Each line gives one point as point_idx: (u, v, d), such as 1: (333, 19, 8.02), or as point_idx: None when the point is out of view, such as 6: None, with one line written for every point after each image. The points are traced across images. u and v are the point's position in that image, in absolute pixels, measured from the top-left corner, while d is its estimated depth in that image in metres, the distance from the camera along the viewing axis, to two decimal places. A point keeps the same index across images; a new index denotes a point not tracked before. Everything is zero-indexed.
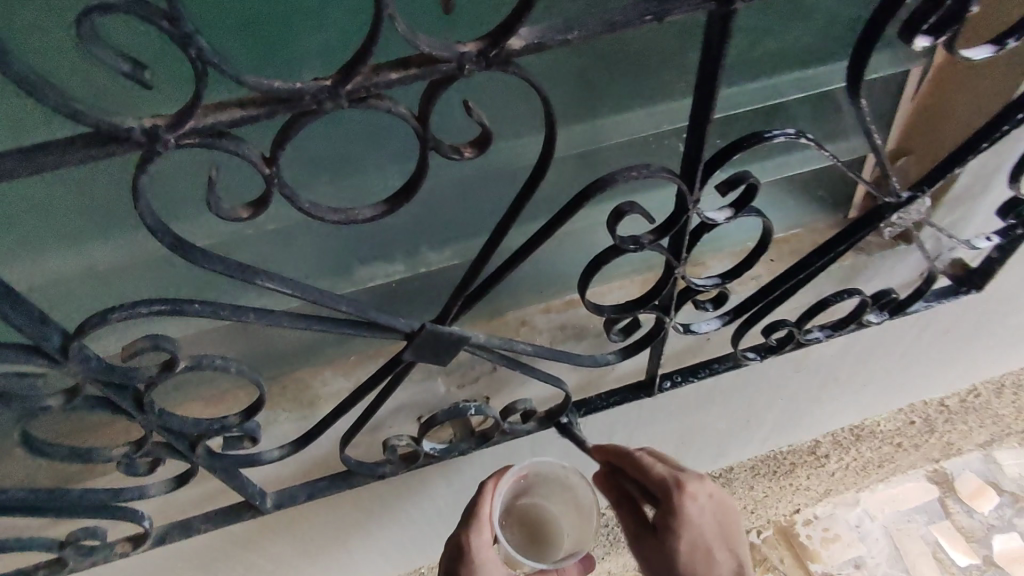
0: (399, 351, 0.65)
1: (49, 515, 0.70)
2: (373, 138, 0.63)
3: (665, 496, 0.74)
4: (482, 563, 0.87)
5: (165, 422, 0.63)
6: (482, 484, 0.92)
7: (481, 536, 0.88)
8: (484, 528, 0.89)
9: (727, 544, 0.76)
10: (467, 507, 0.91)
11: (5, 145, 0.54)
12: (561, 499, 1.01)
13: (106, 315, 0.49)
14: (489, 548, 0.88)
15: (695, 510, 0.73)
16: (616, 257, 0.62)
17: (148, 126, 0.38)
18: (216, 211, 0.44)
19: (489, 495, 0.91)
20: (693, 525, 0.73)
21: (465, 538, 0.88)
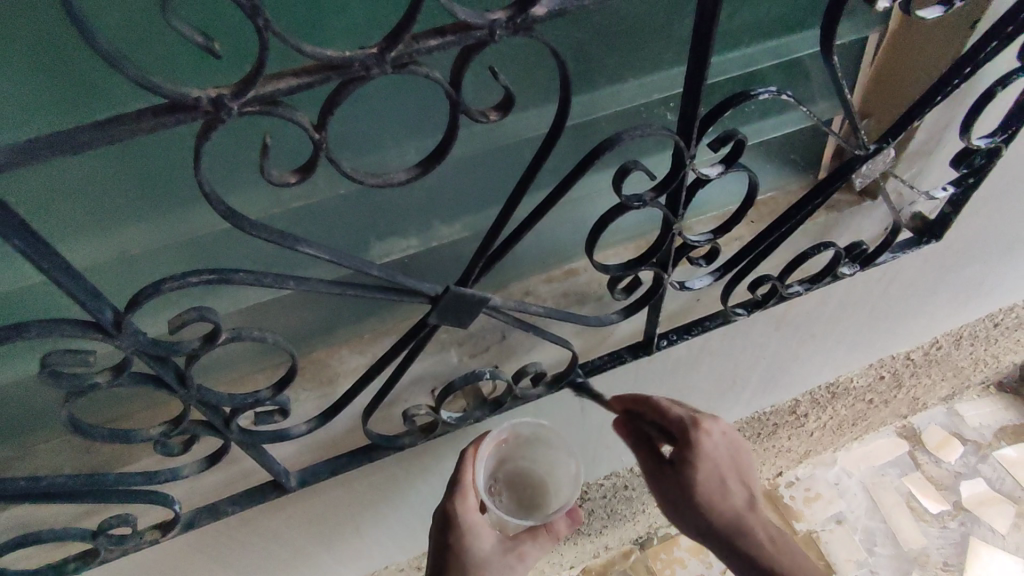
0: (424, 316, 0.69)
1: (86, 501, 0.72)
2: (397, 117, 0.68)
3: (684, 433, 0.90)
4: (468, 526, 0.93)
5: (204, 397, 0.66)
6: (462, 453, 0.96)
7: (465, 502, 0.93)
8: (469, 494, 0.94)
9: (726, 466, 0.91)
10: (450, 477, 0.95)
11: (59, 125, 0.54)
12: (544, 457, 1.05)
13: (159, 286, 0.52)
14: (474, 513, 0.94)
15: (710, 442, 0.90)
16: (622, 214, 0.67)
17: (213, 95, 0.42)
18: (266, 176, 0.47)
19: (470, 463, 0.95)
20: (706, 456, 0.89)
21: (451, 506, 0.93)
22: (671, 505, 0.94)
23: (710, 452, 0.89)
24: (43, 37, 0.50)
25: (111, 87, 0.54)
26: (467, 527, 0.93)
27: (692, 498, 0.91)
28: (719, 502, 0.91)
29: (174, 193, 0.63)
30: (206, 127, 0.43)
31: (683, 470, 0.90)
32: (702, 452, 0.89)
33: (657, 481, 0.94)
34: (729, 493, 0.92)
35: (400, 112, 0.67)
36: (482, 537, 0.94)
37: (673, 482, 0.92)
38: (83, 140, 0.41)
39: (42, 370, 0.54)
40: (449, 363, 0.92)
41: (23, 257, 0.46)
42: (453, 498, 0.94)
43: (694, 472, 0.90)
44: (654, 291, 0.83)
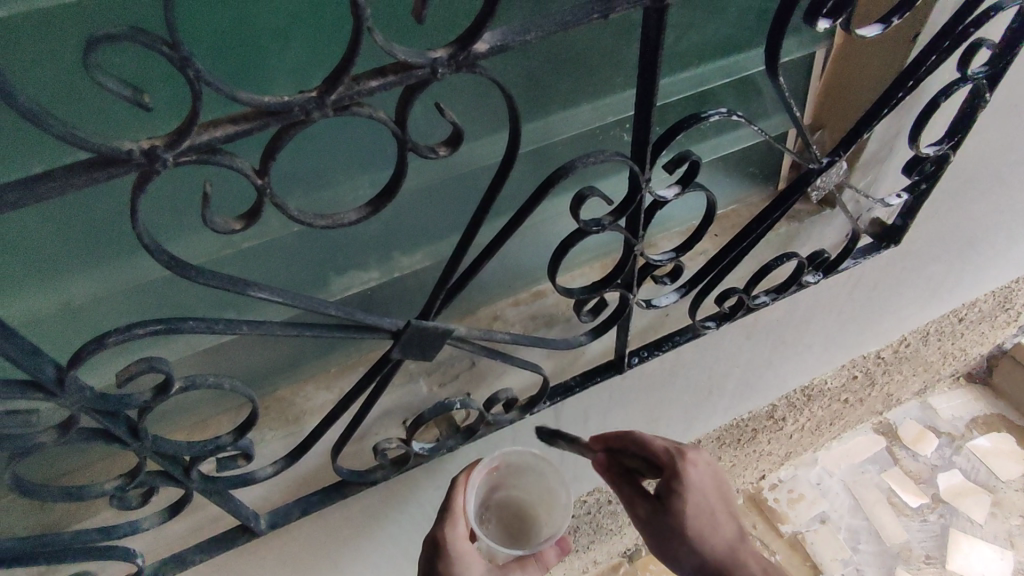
0: (387, 350, 0.67)
1: (39, 563, 0.68)
2: (349, 153, 0.67)
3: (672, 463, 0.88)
4: (460, 554, 0.90)
5: (160, 447, 0.64)
6: (453, 479, 0.95)
7: (456, 528, 0.91)
8: (458, 520, 0.92)
9: (709, 489, 0.87)
10: (441, 504, 0.94)
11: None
12: (534, 488, 1.04)
13: (102, 339, 0.50)
14: (465, 540, 0.91)
15: (697, 472, 0.87)
16: (581, 240, 0.68)
17: (147, 147, 0.41)
18: (208, 222, 0.46)
19: (462, 489, 0.94)
20: (695, 485, 0.86)
21: (440, 534, 0.91)
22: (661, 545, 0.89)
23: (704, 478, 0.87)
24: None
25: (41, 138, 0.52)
26: (459, 555, 0.89)
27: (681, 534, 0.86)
28: (711, 530, 0.87)
29: (120, 240, 0.61)
30: (140, 178, 0.42)
31: (670, 502, 0.86)
32: (691, 481, 0.86)
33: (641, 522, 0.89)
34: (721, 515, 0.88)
35: (351, 150, 0.67)
36: (474, 566, 0.90)
37: (656, 515, 0.88)
38: (7, 200, 0.39)
39: None
40: (418, 393, 0.90)
41: None
42: (443, 523, 0.91)
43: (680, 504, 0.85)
44: (620, 311, 0.83)
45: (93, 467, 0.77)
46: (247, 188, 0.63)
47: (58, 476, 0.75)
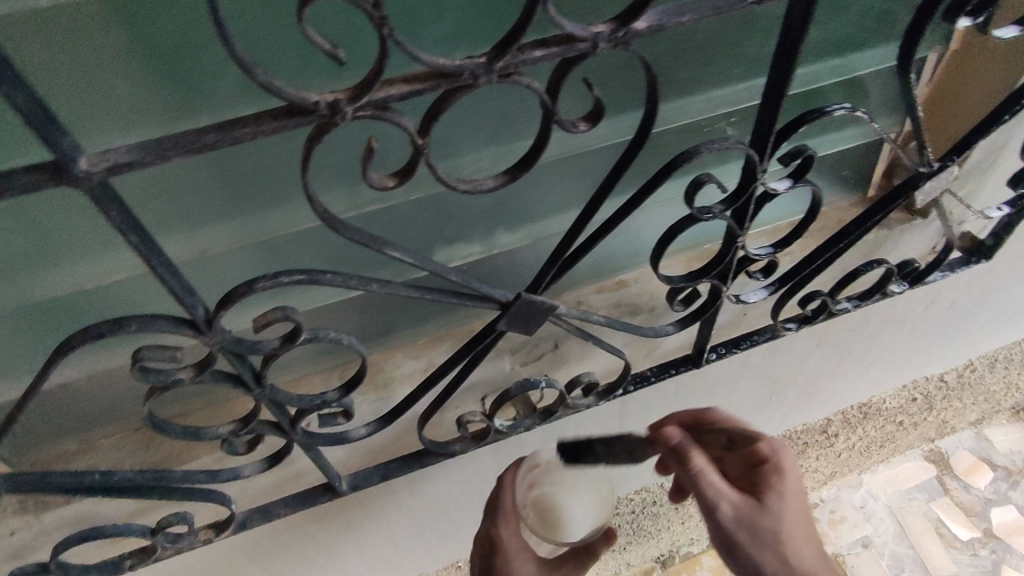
0: (493, 321, 0.70)
1: (151, 496, 0.72)
2: (483, 125, 0.70)
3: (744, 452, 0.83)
4: (512, 552, 0.94)
5: (275, 395, 0.67)
6: (500, 475, 0.97)
7: (507, 526, 0.95)
8: (510, 518, 0.95)
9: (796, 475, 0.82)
10: (490, 501, 0.97)
11: (177, 126, 0.55)
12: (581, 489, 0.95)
13: (252, 284, 0.53)
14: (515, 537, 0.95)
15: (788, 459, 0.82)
16: (691, 226, 0.69)
17: (331, 100, 0.43)
18: (366, 178, 0.48)
19: (509, 487, 0.96)
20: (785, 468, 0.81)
21: (495, 533, 0.94)
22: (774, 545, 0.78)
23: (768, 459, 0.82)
24: (176, 47, 0.51)
25: (228, 93, 0.55)
26: (512, 553, 0.94)
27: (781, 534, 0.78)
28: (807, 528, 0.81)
29: (259, 193, 0.65)
30: (319, 129, 0.44)
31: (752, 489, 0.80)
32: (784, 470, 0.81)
33: (730, 521, 0.78)
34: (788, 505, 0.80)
35: (486, 120, 0.70)
36: (524, 565, 0.94)
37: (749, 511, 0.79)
38: (205, 141, 0.42)
39: (135, 366, 0.55)
40: (501, 371, 0.92)
41: (135, 253, 0.47)
42: (496, 521, 0.95)
43: (781, 497, 0.79)
44: (710, 304, 0.84)
45: (213, 410, 0.84)
46: (401, 147, 0.67)
47: (182, 413, 0.83)
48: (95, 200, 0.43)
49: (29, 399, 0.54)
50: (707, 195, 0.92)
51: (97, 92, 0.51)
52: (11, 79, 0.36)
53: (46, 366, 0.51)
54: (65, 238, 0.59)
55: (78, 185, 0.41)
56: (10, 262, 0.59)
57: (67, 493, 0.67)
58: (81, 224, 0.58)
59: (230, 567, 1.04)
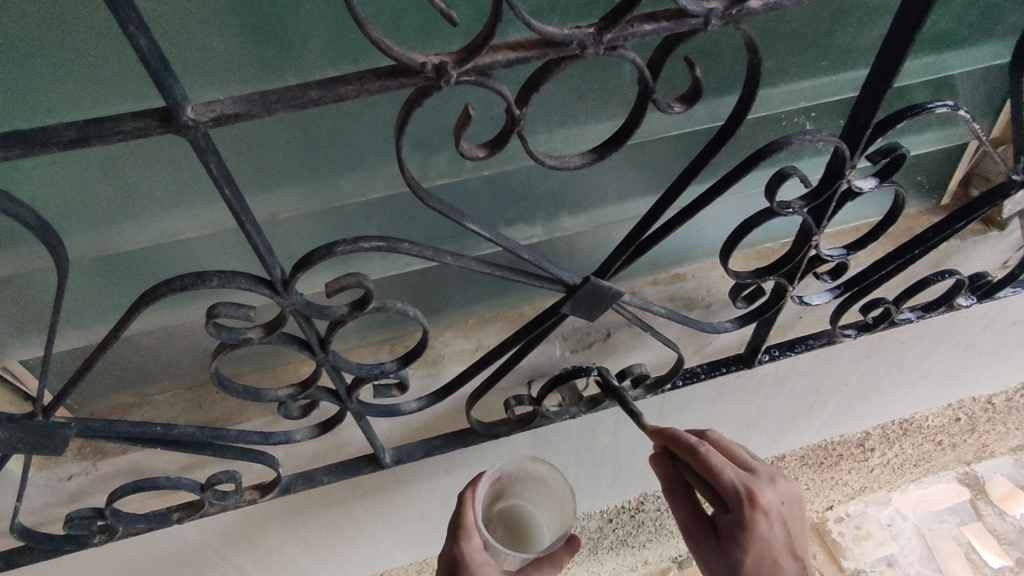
0: (557, 304, 0.69)
1: (205, 452, 0.73)
2: (563, 102, 0.68)
3: (735, 506, 0.73)
4: (479, 567, 0.83)
5: (336, 362, 0.66)
6: (460, 493, 0.88)
7: (473, 542, 0.85)
8: (474, 534, 0.85)
9: (788, 552, 0.75)
10: (450, 520, 0.87)
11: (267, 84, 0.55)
12: (541, 494, 0.97)
13: (332, 248, 0.53)
14: (483, 553, 0.85)
15: (765, 520, 0.72)
16: (768, 220, 0.67)
17: (436, 62, 0.42)
18: (458, 146, 0.48)
19: (472, 503, 0.87)
20: (763, 532, 0.73)
21: (457, 551, 0.85)
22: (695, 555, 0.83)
23: (759, 532, 0.72)
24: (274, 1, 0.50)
25: (320, 53, 0.55)
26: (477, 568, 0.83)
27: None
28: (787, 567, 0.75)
29: (333, 160, 0.64)
30: (421, 91, 0.44)
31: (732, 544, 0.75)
32: (758, 530, 0.72)
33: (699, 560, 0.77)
34: None
35: (566, 97, 0.68)
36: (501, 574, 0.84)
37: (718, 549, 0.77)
38: (311, 97, 0.42)
39: (209, 321, 0.56)
40: (552, 356, 0.91)
41: (226, 206, 0.47)
42: (458, 540, 0.85)
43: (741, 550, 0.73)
44: (773, 303, 0.82)
45: (268, 373, 0.84)
46: (477, 118, 0.65)
47: (241, 374, 0.83)
48: (197, 151, 0.43)
49: (109, 344, 0.54)
50: (787, 189, 0.89)
51: (192, 43, 0.50)
52: (135, 20, 0.36)
53: (130, 312, 0.52)
54: (147, 193, 0.59)
55: (184, 134, 0.42)
56: (93, 213, 0.59)
57: (129, 443, 0.68)
58: (163, 179, 0.59)
59: (264, 529, 1.06)
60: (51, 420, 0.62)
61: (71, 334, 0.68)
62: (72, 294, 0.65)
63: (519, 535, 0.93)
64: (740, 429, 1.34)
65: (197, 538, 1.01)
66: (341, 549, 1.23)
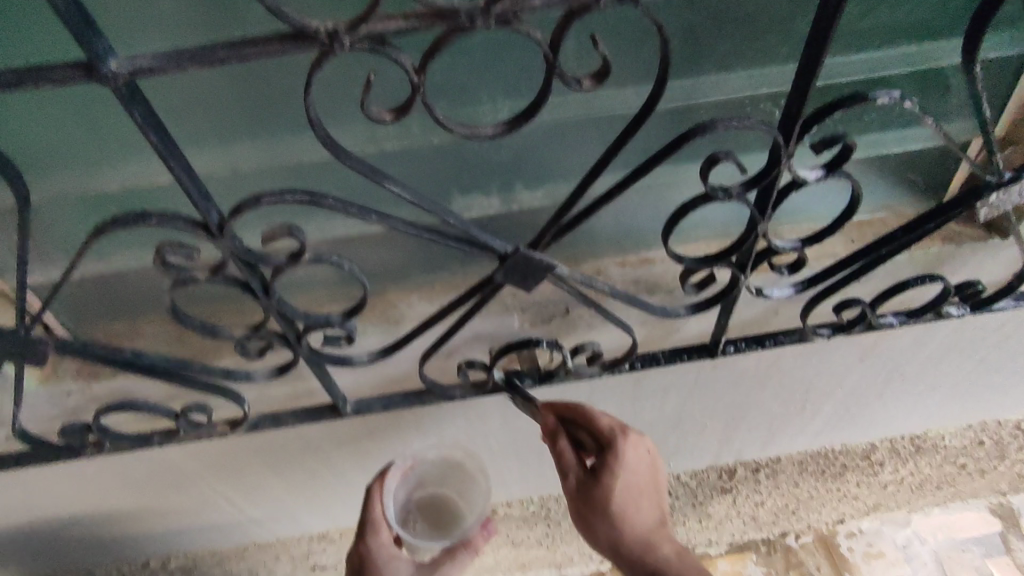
0: (491, 272, 0.71)
1: (174, 382, 0.81)
2: (506, 75, 0.70)
3: (610, 444, 0.85)
4: (387, 559, 0.92)
5: (281, 307, 0.71)
6: (366, 491, 0.93)
7: (380, 537, 0.92)
8: (381, 530, 0.92)
9: (652, 486, 0.90)
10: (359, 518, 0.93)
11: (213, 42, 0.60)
12: (459, 480, 1.00)
13: (258, 198, 0.58)
14: (391, 546, 0.93)
15: (633, 454, 0.85)
16: (704, 204, 0.67)
17: (330, 29, 0.46)
18: (366, 112, 0.51)
19: (378, 503, 0.92)
20: (629, 465, 0.85)
21: (366, 543, 0.92)
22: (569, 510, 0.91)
23: (629, 464, 0.85)
24: None
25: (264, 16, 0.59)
26: (385, 560, 0.92)
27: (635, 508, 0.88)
28: (644, 501, 0.89)
29: (287, 118, 0.68)
30: (319, 56, 0.47)
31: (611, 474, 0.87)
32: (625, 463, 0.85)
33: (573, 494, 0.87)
34: (624, 515, 0.87)
35: (510, 71, 0.69)
36: (404, 563, 0.93)
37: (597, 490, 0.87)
38: (217, 55, 0.47)
39: (156, 258, 0.61)
40: (511, 328, 0.93)
41: (155, 152, 0.52)
42: (366, 537, 0.92)
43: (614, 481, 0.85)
44: (728, 291, 0.81)
45: (225, 314, 0.90)
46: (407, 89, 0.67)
47: (202, 313, 0.89)
48: (123, 100, 0.49)
49: (70, 270, 0.61)
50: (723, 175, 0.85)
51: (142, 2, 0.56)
52: None
53: (83, 244, 0.59)
54: (118, 141, 0.66)
55: (106, 83, 0.47)
56: (73, 155, 0.67)
57: (105, 365, 0.76)
58: (131, 130, 0.65)
59: (248, 462, 1.15)
60: (33, 335, 0.69)
61: (60, 264, 0.77)
62: (61, 229, 0.74)
63: (438, 520, 0.98)
64: (725, 423, 1.33)
65: (186, 462, 1.12)
66: (324, 491, 1.31)
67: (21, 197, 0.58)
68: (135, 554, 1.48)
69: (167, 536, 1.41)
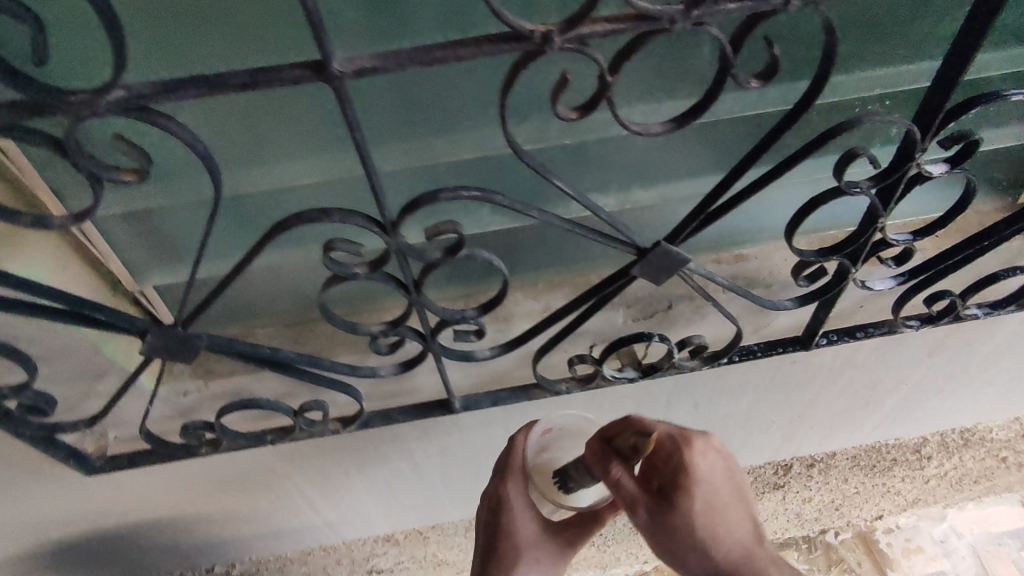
0: (628, 265, 0.74)
1: (303, 378, 0.83)
2: (654, 79, 0.72)
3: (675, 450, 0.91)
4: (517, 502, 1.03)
5: (425, 303, 0.74)
6: (512, 439, 1.01)
7: (515, 485, 1.03)
8: (518, 479, 1.02)
9: (736, 498, 0.94)
10: (501, 462, 1.03)
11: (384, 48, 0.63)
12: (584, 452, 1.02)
13: (436, 194, 0.60)
14: (521, 496, 1.03)
15: (705, 460, 0.92)
16: (835, 198, 0.70)
17: (544, 31, 0.49)
18: (555, 110, 0.55)
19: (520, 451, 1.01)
20: (699, 474, 0.91)
21: (503, 488, 1.03)
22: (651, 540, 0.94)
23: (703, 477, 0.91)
24: None
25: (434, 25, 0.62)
26: (515, 505, 1.04)
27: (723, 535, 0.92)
28: (734, 518, 0.93)
29: (435, 121, 0.71)
30: (529, 56, 0.50)
31: (679, 498, 0.90)
32: (694, 473, 0.91)
33: (646, 525, 0.89)
34: (717, 544, 0.91)
35: (647, 79, 0.72)
36: (527, 521, 1.06)
37: (668, 516, 0.91)
38: (433, 56, 0.50)
39: (326, 254, 0.65)
40: (614, 323, 0.96)
41: (354, 150, 0.55)
42: (505, 481, 1.03)
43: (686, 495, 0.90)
44: (835, 284, 0.84)
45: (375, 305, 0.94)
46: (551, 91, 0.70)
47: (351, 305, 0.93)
48: (338, 99, 0.51)
49: (245, 264, 0.64)
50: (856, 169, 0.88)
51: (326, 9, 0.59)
52: None
53: (263, 241, 0.62)
54: (279, 140, 0.69)
55: (330, 83, 0.50)
56: (233, 157, 0.70)
57: (244, 361, 0.78)
58: (290, 130, 0.68)
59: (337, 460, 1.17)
60: (189, 331, 0.71)
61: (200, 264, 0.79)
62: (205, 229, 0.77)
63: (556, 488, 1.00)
64: (790, 418, 1.37)
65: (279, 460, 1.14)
66: (401, 490, 1.33)
67: (219, 195, 0.58)
68: (202, 560, 1.48)
69: (240, 540, 1.42)
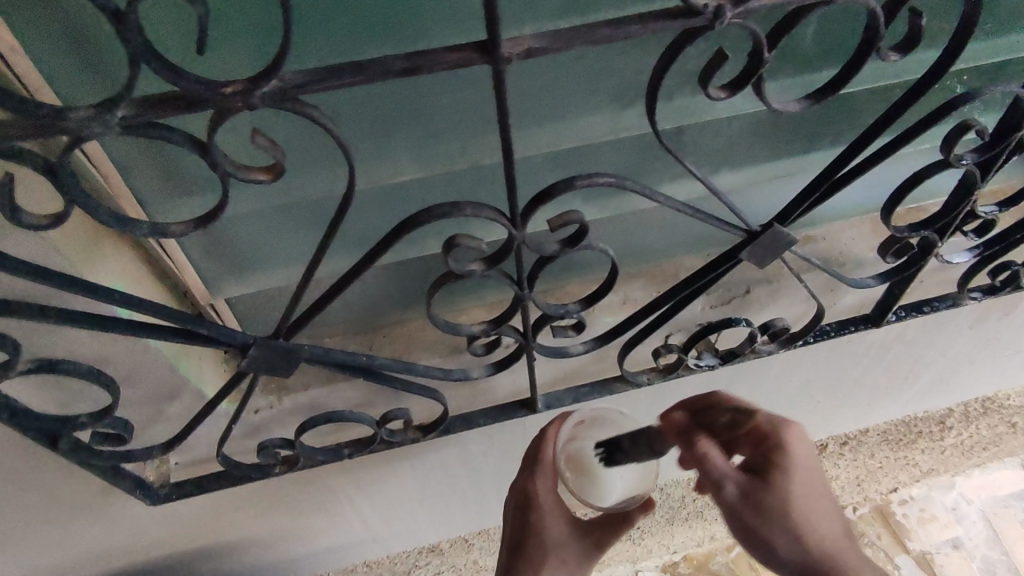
0: (735, 248, 0.73)
1: (393, 386, 0.79)
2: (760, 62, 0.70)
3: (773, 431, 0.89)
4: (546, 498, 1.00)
5: (532, 299, 0.71)
6: (542, 430, 0.97)
7: (543, 482, 0.99)
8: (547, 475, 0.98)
9: (824, 489, 0.90)
10: (533, 454, 0.98)
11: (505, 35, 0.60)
12: None
13: (572, 181, 0.58)
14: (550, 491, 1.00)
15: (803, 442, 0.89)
16: (941, 171, 0.70)
17: (716, 6, 0.47)
18: (705, 90, 0.53)
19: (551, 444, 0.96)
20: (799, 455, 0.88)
21: (531, 485, 1.00)
22: (743, 533, 0.88)
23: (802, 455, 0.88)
24: None
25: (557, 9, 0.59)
26: (544, 502, 1.00)
27: (811, 520, 0.87)
28: (819, 506, 0.89)
29: (540, 111, 0.69)
30: (698, 32, 0.48)
31: (774, 476, 0.87)
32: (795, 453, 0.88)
33: (736, 500, 0.86)
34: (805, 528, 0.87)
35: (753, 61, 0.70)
36: (555, 518, 1.02)
37: (760, 494, 0.87)
38: (600, 35, 0.48)
39: (449, 251, 0.61)
40: (693, 311, 0.95)
41: (501, 139, 0.52)
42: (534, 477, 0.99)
43: (786, 473, 0.87)
44: (919, 259, 0.85)
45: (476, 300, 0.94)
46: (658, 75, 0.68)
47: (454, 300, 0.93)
48: (497, 84, 0.49)
49: (366, 264, 0.61)
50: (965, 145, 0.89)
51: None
52: None
53: (388, 240, 0.58)
54: (382, 136, 0.66)
55: (496, 66, 0.47)
56: (333, 155, 0.66)
57: (338, 371, 0.74)
58: (396, 125, 0.65)
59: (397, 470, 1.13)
60: (291, 341, 0.67)
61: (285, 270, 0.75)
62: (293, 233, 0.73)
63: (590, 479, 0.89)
64: (834, 397, 1.39)
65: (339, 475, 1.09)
66: (454, 496, 1.30)
67: (352, 192, 0.54)
68: None
69: (281, 563, 1.36)
